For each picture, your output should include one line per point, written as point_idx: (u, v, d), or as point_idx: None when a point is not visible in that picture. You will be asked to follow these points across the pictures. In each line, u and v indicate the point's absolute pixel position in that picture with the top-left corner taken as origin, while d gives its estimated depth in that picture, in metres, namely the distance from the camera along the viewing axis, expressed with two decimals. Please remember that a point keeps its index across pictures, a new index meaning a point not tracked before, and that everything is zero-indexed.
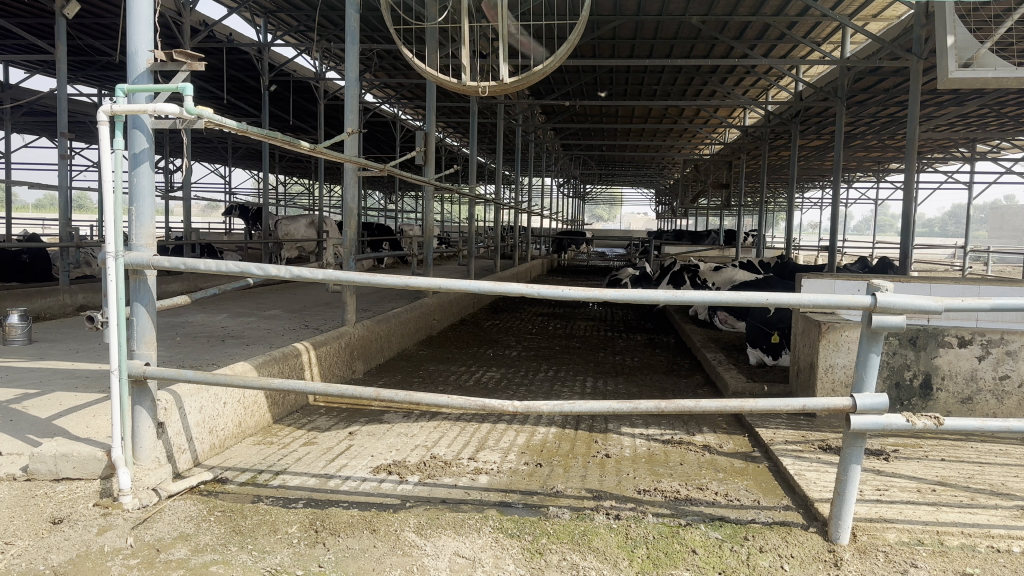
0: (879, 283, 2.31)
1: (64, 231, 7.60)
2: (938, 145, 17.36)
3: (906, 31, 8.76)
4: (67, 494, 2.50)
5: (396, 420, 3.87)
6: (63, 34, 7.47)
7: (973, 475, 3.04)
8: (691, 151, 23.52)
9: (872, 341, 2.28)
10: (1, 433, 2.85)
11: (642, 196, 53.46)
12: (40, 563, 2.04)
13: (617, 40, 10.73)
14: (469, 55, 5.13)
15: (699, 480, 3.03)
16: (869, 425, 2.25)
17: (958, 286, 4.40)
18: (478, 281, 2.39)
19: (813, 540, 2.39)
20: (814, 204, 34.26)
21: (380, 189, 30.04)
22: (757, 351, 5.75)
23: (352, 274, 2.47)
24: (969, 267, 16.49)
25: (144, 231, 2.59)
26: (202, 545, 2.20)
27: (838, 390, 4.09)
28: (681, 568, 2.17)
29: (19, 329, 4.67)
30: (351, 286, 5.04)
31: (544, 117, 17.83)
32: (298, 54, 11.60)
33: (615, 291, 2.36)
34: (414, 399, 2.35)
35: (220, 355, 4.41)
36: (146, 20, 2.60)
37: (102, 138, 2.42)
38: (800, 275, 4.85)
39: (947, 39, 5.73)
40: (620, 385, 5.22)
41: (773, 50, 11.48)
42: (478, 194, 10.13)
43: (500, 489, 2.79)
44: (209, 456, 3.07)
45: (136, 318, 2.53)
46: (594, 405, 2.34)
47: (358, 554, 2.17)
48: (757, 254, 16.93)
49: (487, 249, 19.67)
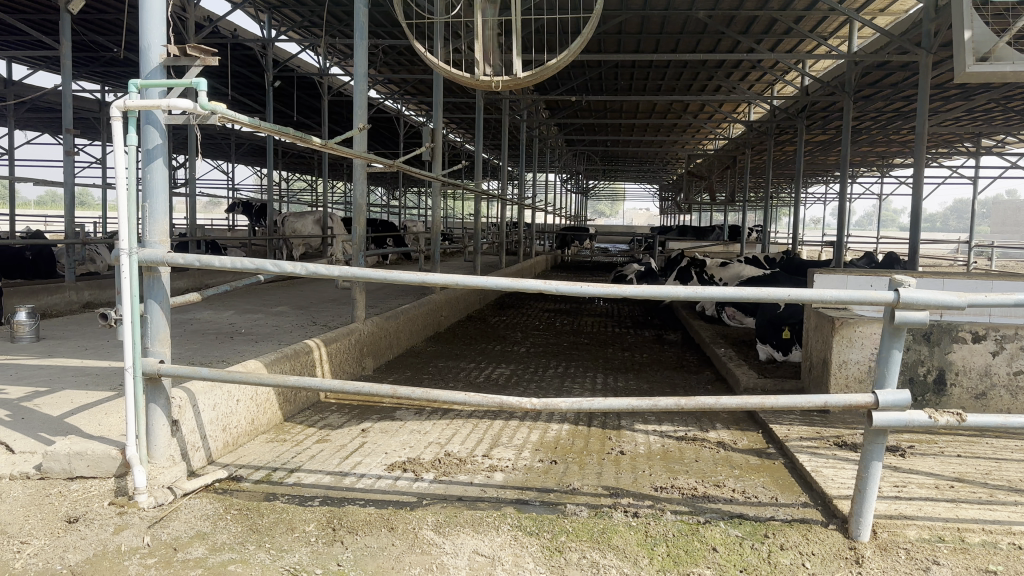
0: (902, 278, 2.28)
1: (69, 228, 7.55)
2: (944, 140, 17.27)
3: (915, 26, 8.72)
4: (82, 493, 2.49)
5: (408, 417, 3.86)
6: (68, 30, 7.43)
7: (991, 471, 3.02)
8: (695, 147, 23.44)
9: (895, 337, 2.25)
10: (14, 431, 2.83)
11: (646, 192, 53.44)
12: (57, 563, 2.03)
13: (624, 35, 10.68)
14: (481, 49, 5.05)
15: (716, 477, 3.01)
16: (892, 422, 2.22)
17: (973, 281, 4.37)
18: (496, 277, 2.37)
19: (834, 538, 2.37)
20: (819, 200, 34.18)
21: (384, 185, 30.00)
22: (768, 347, 5.73)
23: (367, 270, 2.44)
24: (974, 262, 16.43)
25: (157, 228, 2.56)
26: (220, 544, 2.19)
27: (851, 385, 4.06)
28: (702, 566, 2.15)
29: (27, 326, 4.66)
30: (360, 283, 5.01)
31: (548, 113, 17.81)
32: (302, 50, 11.57)
33: (634, 287, 2.31)
34: (431, 396, 2.32)
35: (230, 352, 4.39)
36: (158, 16, 2.58)
37: (115, 133, 2.39)
38: (813, 271, 4.83)
39: (965, 32, 5.71)
40: (631, 381, 5.20)
41: (779, 45, 11.40)
42: (483, 189, 10.08)
43: (516, 486, 2.78)
44: (222, 453, 3.06)
45: (150, 316, 2.51)
46: (614, 402, 2.31)
47: (377, 553, 2.16)
48: (762, 250, 16.90)
49: (491, 245, 19.62)
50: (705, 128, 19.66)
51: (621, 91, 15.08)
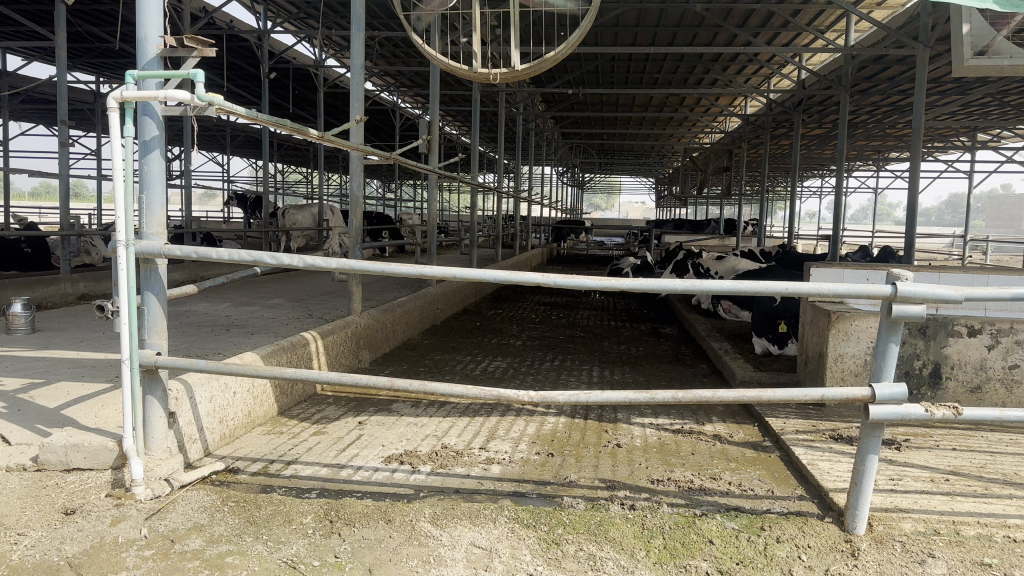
0: (900, 273, 2.28)
1: (64, 220, 7.47)
2: (940, 134, 17.26)
3: (911, 19, 8.63)
4: (77, 485, 2.48)
5: (405, 409, 3.86)
6: (62, 20, 7.25)
7: (986, 464, 3.03)
8: (691, 139, 23.40)
9: (892, 331, 2.26)
10: (11, 422, 2.83)
11: (641, 185, 53.51)
12: (54, 555, 2.03)
13: (621, 27, 10.67)
14: (479, 39, 4.99)
15: (712, 470, 3.02)
16: (889, 415, 2.23)
17: (970, 275, 4.37)
18: (493, 269, 2.36)
19: (830, 530, 2.38)
20: (815, 193, 34.29)
21: (379, 177, 29.91)
22: (763, 341, 5.75)
23: (365, 263, 2.42)
24: (968, 256, 16.46)
25: (154, 220, 2.55)
26: (217, 536, 2.19)
27: (848, 379, 4.07)
28: (698, 558, 2.16)
29: (23, 318, 4.64)
30: (356, 275, 4.98)
31: (544, 105, 17.73)
32: (298, 41, 11.49)
33: (632, 281, 2.30)
34: (429, 389, 2.32)
35: (226, 345, 4.36)
36: (156, 5, 2.55)
37: (112, 125, 2.36)
38: (810, 264, 4.82)
39: (963, 26, 5.69)
40: (628, 374, 5.21)
41: (777, 38, 11.42)
42: (479, 183, 10.02)
43: (513, 479, 2.78)
44: (219, 445, 3.06)
45: (147, 306, 2.50)
46: (610, 395, 2.30)
47: (374, 545, 2.16)
48: (757, 243, 16.94)
49: (487, 238, 19.57)
50: (701, 121, 19.65)
51: (618, 84, 15.05)
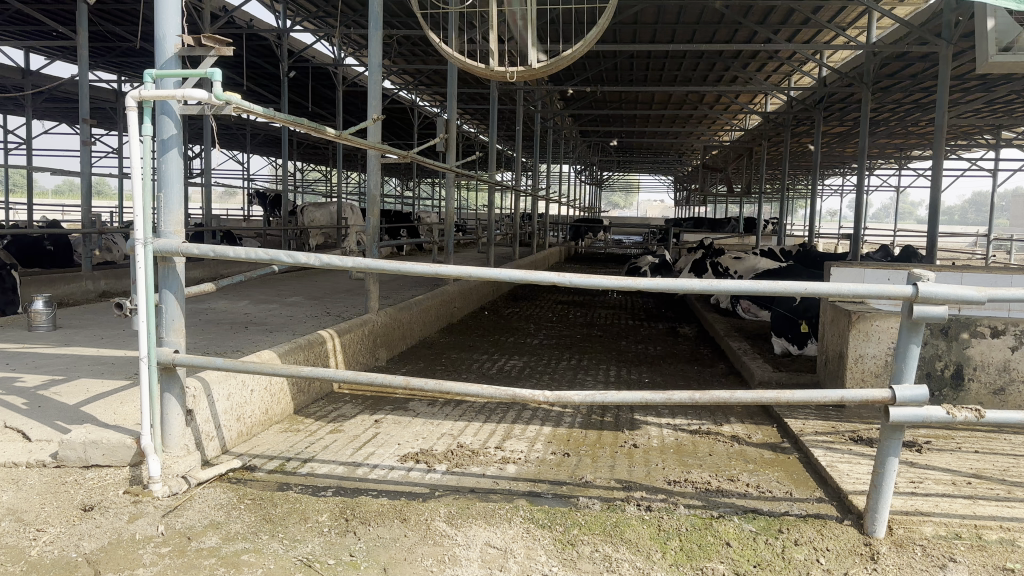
0: (921, 273, 2.24)
1: (87, 218, 7.55)
2: (963, 132, 17.02)
3: (935, 16, 8.47)
4: (97, 481, 2.51)
5: (421, 408, 3.86)
6: (83, 20, 7.30)
7: (1009, 467, 2.97)
8: (711, 138, 23.26)
9: (913, 331, 2.21)
10: (31, 418, 2.88)
11: (660, 184, 53.42)
12: (72, 551, 2.05)
13: (639, 25, 10.60)
14: (496, 37, 4.93)
15: (730, 471, 2.98)
16: (909, 417, 2.18)
17: (994, 275, 4.27)
18: (510, 269, 2.33)
19: (849, 533, 2.35)
20: (836, 191, 33.98)
21: (399, 176, 30.06)
22: (783, 341, 5.70)
23: (381, 262, 2.41)
24: (992, 254, 16.19)
25: (172, 219, 2.57)
26: (233, 534, 2.20)
27: (868, 380, 4.02)
28: (715, 560, 2.14)
29: (44, 315, 4.70)
30: (374, 274, 5.00)
31: (563, 103, 17.66)
32: (318, 40, 11.54)
33: (649, 280, 2.25)
34: (444, 388, 2.30)
35: (245, 343, 4.40)
36: (174, 5, 2.57)
37: (130, 124, 2.38)
38: (829, 263, 4.74)
39: (988, 22, 5.58)
40: (645, 374, 5.16)
41: (796, 35, 11.30)
42: (497, 181, 9.97)
43: (529, 479, 2.77)
44: (237, 443, 3.08)
45: (164, 305, 2.52)
46: (627, 396, 2.27)
47: (390, 544, 2.16)
48: (778, 241, 16.81)
49: (504, 238, 19.65)
50: (720, 120, 19.55)
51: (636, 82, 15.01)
